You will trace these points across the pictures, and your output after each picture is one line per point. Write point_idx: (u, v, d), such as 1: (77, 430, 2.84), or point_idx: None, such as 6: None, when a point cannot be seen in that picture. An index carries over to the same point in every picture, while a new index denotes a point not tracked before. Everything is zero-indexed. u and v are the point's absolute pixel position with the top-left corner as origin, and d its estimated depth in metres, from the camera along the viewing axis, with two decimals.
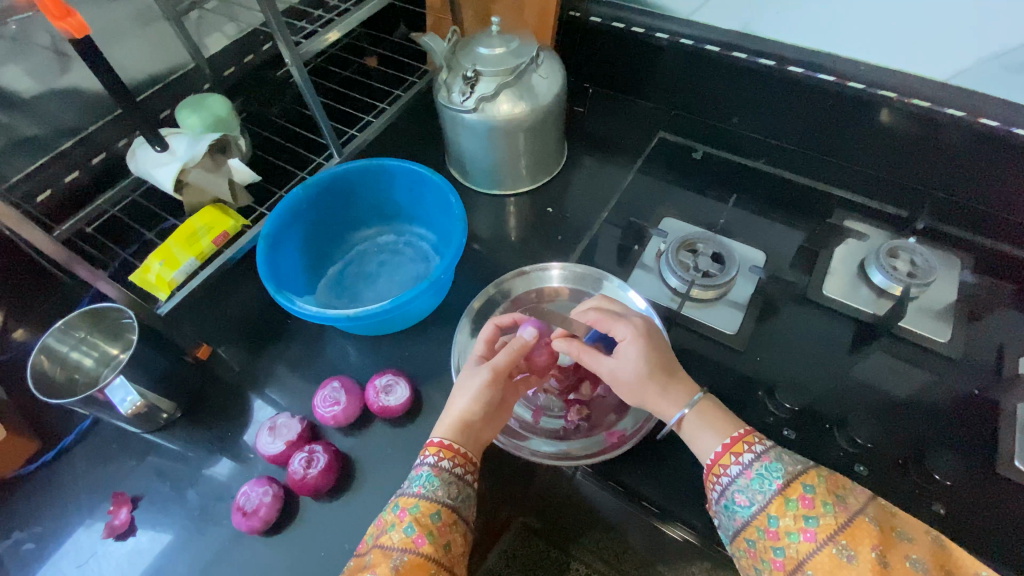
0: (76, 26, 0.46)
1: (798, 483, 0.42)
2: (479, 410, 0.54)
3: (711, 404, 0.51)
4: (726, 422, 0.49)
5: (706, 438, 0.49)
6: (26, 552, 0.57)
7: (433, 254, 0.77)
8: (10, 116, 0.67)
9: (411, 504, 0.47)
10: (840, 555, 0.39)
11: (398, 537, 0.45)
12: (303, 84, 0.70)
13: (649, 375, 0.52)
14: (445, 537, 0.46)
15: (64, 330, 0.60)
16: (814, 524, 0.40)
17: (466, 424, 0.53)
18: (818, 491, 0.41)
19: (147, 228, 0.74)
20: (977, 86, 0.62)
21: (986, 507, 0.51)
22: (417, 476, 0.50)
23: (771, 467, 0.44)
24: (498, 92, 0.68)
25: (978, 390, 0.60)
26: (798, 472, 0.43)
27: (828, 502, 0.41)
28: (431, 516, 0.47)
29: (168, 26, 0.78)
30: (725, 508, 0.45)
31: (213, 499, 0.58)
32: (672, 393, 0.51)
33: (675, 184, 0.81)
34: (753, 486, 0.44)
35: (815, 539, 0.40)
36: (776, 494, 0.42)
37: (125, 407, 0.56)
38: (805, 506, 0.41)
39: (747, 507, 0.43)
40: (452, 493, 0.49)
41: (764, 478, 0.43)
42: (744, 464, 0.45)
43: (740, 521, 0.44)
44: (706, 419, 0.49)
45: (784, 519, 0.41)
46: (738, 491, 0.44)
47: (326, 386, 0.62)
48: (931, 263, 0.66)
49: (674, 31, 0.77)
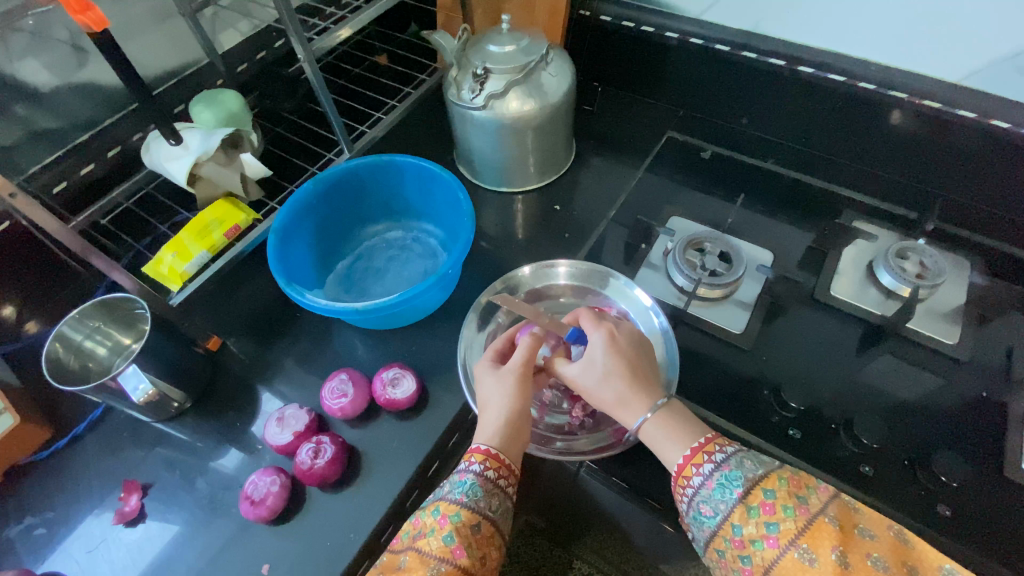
0: (95, 20, 0.47)
1: (759, 489, 0.42)
2: (519, 409, 0.54)
3: (670, 411, 0.50)
4: (687, 430, 0.49)
5: (668, 447, 0.49)
6: (38, 537, 0.58)
7: (441, 250, 0.77)
8: (28, 109, 0.68)
9: (452, 512, 0.48)
10: (802, 559, 0.39)
11: (436, 546, 0.46)
12: (314, 80, 0.70)
13: (612, 373, 0.53)
14: (482, 550, 0.47)
15: (78, 319, 0.61)
16: (775, 530, 0.41)
17: (508, 426, 0.53)
18: (778, 496, 0.42)
19: (160, 220, 0.75)
20: (989, 87, 0.62)
21: (991, 510, 0.51)
22: (460, 482, 0.50)
23: (731, 475, 0.44)
24: (508, 90, 0.68)
25: (985, 392, 0.59)
26: (759, 477, 0.43)
27: (789, 506, 0.41)
28: (471, 527, 0.47)
29: (182, 22, 0.79)
30: (693, 518, 0.45)
31: (221, 489, 0.59)
32: (635, 400, 0.51)
33: (683, 184, 0.81)
34: (715, 495, 0.44)
35: (778, 545, 0.40)
36: (738, 502, 0.43)
37: (138, 395, 0.56)
38: (766, 513, 0.41)
39: (712, 517, 0.43)
40: (493, 504, 0.49)
41: (725, 486, 0.44)
42: (705, 474, 0.45)
43: (707, 531, 0.44)
44: (664, 429, 0.49)
45: (747, 527, 0.42)
46: (703, 502, 0.44)
47: (334, 378, 0.63)
48: (941, 264, 0.65)
49: (684, 30, 0.77)
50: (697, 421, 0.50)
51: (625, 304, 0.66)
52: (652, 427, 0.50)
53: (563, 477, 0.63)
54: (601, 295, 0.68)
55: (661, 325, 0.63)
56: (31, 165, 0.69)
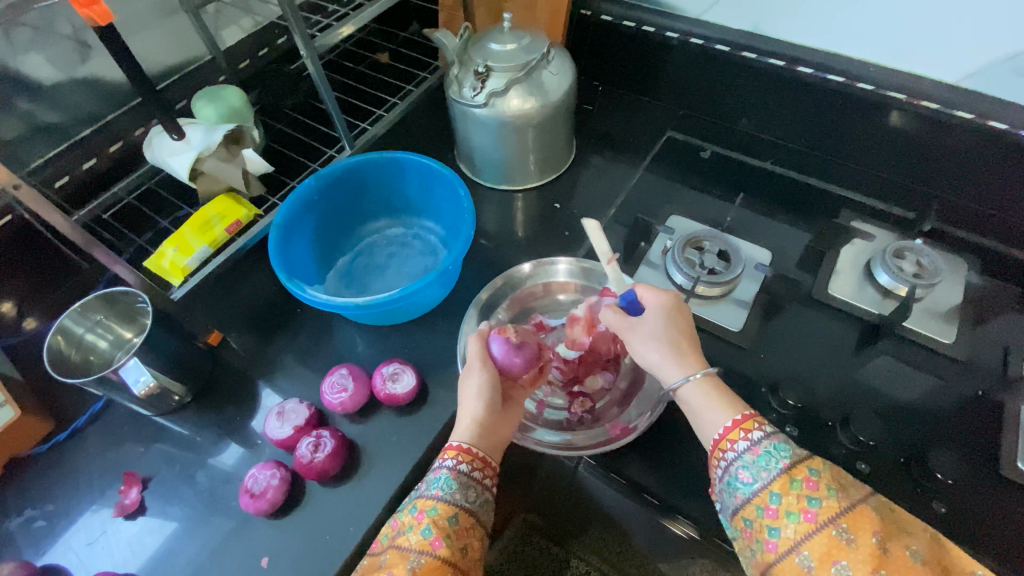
0: (100, 13, 0.47)
1: (804, 465, 0.43)
2: (488, 408, 0.55)
3: (718, 381, 0.52)
4: (733, 402, 0.50)
5: (713, 410, 0.50)
6: (37, 529, 0.58)
7: (441, 247, 0.77)
8: (32, 103, 0.68)
9: (429, 506, 0.48)
10: (838, 537, 0.39)
11: (416, 539, 0.46)
12: (317, 77, 0.71)
13: (671, 337, 0.55)
14: (462, 541, 0.47)
15: (80, 312, 0.61)
16: (816, 505, 0.41)
17: (480, 423, 0.54)
18: (823, 476, 0.42)
19: (160, 217, 0.76)
20: (988, 89, 0.63)
21: (986, 508, 0.52)
22: (435, 479, 0.51)
23: (779, 446, 0.45)
24: (509, 87, 0.69)
25: (981, 391, 0.60)
26: (805, 456, 0.44)
27: (832, 488, 0.41)
28: (448, 519, 0.48)
29: (186, 19, 0.79)
30: (728, 483, 0.46)
31: (221, 482, 0.60)
32: (684, 361, 0.53)
33: (683, 183, 0.81)
34: (759, 463, 0.44)
35: (815, 520, 0.40)
36: (782, 473, 0.43)
37: (139, 388, 0.57)
38: (808, 488, 0.42)
39: (750, 484, 0.44)
40: (469, 496, 0.50)
41: (771, 456, 0.44)
42: (753, 440, 0.46)
43: (740, 498, 0.44)
44: (711, 395, 0.51)
45: (786, 498, 0.42)
46: (742, 467, 0.45)
47: (334, 373, 0.63)
48: (938, 263, 0.66)
49: (685, 30, 0.77)
50: (738, 398, 0.51)
51: None
52: (693, 390, 0.51)
53: (561, 474, 0.64)
54: None
55: None
56: (34, 159, 0.69)
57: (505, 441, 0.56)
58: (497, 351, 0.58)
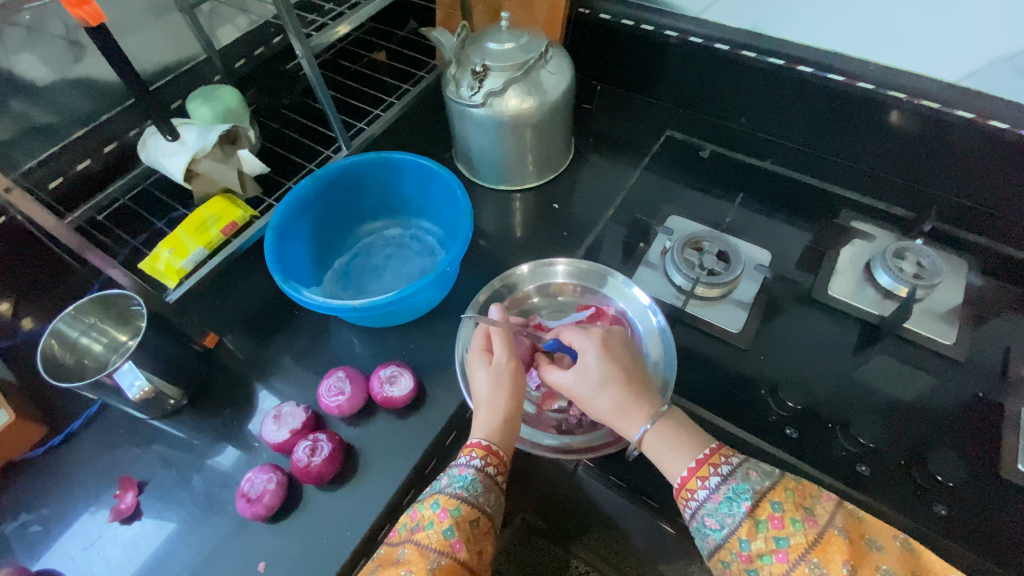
0: (92, 14, 0.47)
1: (767, 501, 0.43)
2: (514, 404, 0.54)
3: (672, 422, 0.51)
4: (687, 442, 0.49)
5: (672, 460, 0.49)
6: (33, 534, 0.58)
7: (439, 248, 0.77)
8: (25, 104, 0.68)
9: (452, 506, 0.48)
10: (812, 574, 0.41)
11: (437, 538, 0.47)
12: (312, 76, 0.70)
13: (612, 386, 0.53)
14: (479, 544, 0.48)
15: (74, 316, 0.60)
16: (785, 544, 0.42)
17: (506, 420, 0.53)
18: (786, 508, 0.43)
19: (157, 219, 0.74)
20: (989, 88, 0.62)
21: (987, 510, 0.51)
22: (459, 475, 0.50)
23: (738, 488, 0.45)
24: (507, 87, 0.68)
25: (982, 393, 0.60)
26: (766, 489, 0.44)
27: (797, 520, 0.42)
28: (470, 522, 0.48)
29: (180, 18, 0.78)
30: (697, 530, 0.45)
31: (218, 486, 0.59)
32: (635, 411, 0.52)
33: (681, 182, 0.81)
34: (721, 509, 0.44)
35: (787, 560, 0.42)
36: (746, 516, 0.43)
37: (134, 392, 0.56)
38: (774, 527, 0.43)
39: (718, 530, 0.44)
40: (490, 499, 0.50)
41: (733, 500, 0.44)
42: (711, 488, 0.45)
43: (712, 543, 0.44)
44: (667, 441, 0.50)
45: (755, 542, 0.43)
46: (708, 515, 0.45)
47: (331, 375, 0.62)
48: (938, 264, 0.66)
49: (684, 29, 0.77)
50: (697, 431, 0.51)
51: (624, 304, 0.66)
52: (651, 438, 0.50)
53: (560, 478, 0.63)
54: (600, 294, 0.68)
55: (659, 324, 0.63)
56: (27, 160, 0.69)
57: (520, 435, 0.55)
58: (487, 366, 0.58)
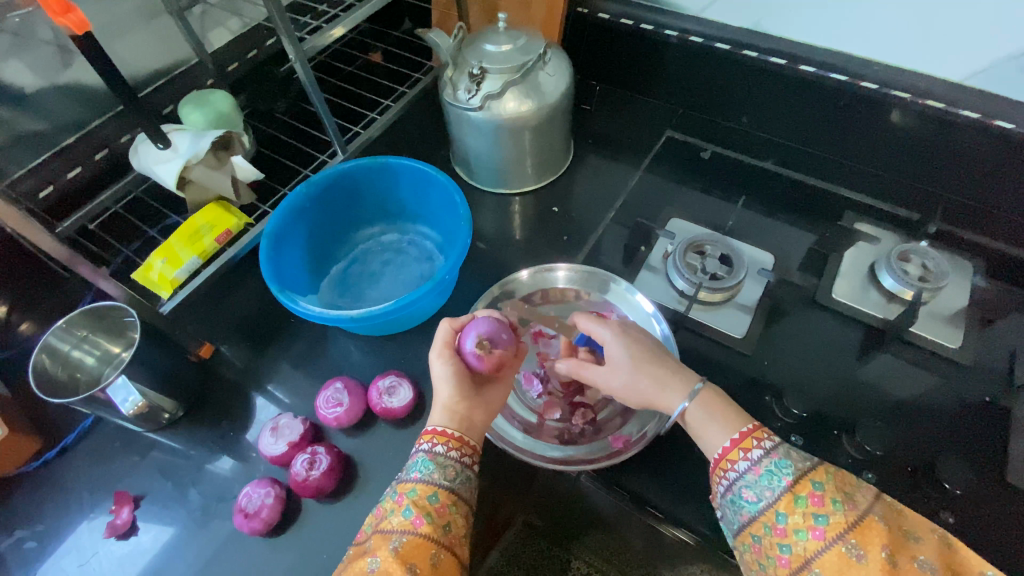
0: (76, 22, 0.45)
1: (808, 479, 0.42)
2: (460, 392, 0.53)
3: (713, 394, 0.51)
4: (732, 415, 0.49)
5: (713, 431, 0.48)
6: (28, 550, 0.57)
7: (437, 254, 0.76)
8: (13, 111, 0.66)
9: (408, 488, 0.48)
10: (849, 554, 0.38)
11: (397, 521, 0.46)
12: (306, 80, 0.69)
13: (639, 367, 0.53)
14: (445, 518, 0.47)
15: (65, 329, 0.59)
16: (823, 522, 0.40)
17: (451, 407, 0.53)
18: (828, 488, 0.41)
19: (149, 225, 0.73)
20: (995, 87, 0.61)
21: (995, 517, 0.51)
22: (413, 463, 0.51)
23: (780, 463, 0.43)
24: (505, 90, 0.67)
25: (988, 397, 0.59)
26: (808, 468, 0.43)
27: (838, 500, 0.41)
28: (429, 498, 0.47)
29: (170, 21, 0.77)
30: (731, 502, 0.44)
31: (215, 499, 0.58)
32: (673, 384, 0.52)
33: (683, 184, 0.80)
34: (761, 482, 0.43)
35: (824, 538, 0.39)
36: (786, 490, 0.42)
37: (127, 407, 0.56)
38: (814, 504, 0.41)
39: (755, 503, 0.43)
40: (449, 475, 0.49)
41: (773, 474, 0.43)
42: (753, 460, 0.44)
43: (746, 516, 0.43)
44: (710, 413, 0.49)
45: (792, 516, 0.41)
46: (747, 487, 0.44)
47: (329, 387, 0.61)
48: (944, 267, 0.65)
49: (684, 28, 0.75)
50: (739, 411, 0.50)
51: (626, 310, 0.65)
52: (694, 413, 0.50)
53: (560, 487, 0.62)
54: (602, 300, 0.67)
55: (663, 332, 0.62)
56: (17, 169, 0.68)
57: (484, 425, 0.54)
58: (468, 347, 0.54)
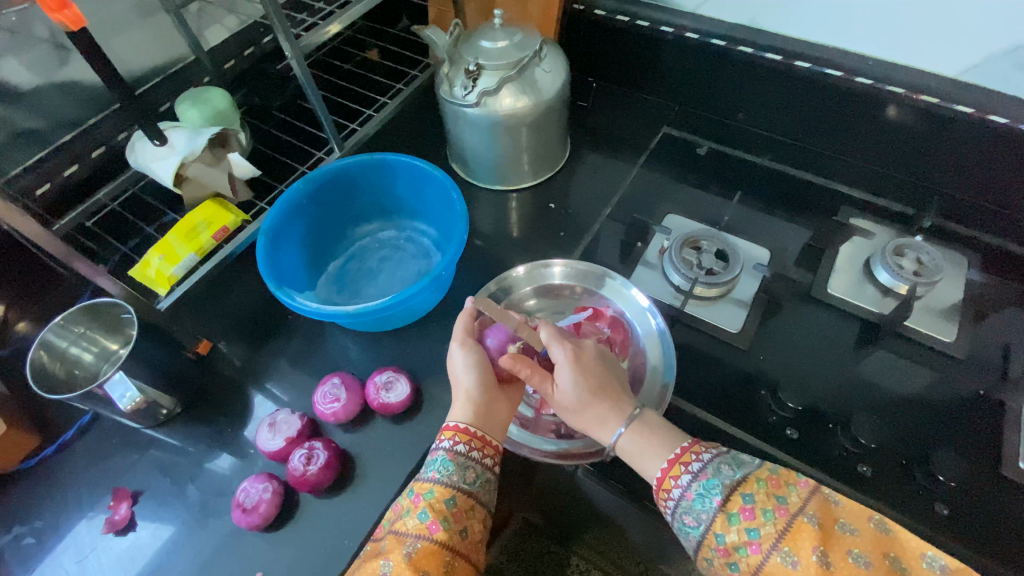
0: (72, 18, 0.45)
1: (737, 494, 0.42)
2: (482, 385, 0.54)
3: (649, 421, 0.50)
4: (663, 441, 0.49)
5: (648, 461, 0.48)
6: (27, 546, 0.57)
7: (434, 250, 0.76)
8: (10, 109, 0.66)
9: (425, 489, 0.48)
10: (785, 564, 0.39)
11: (413, 524, 0.46)
12: (303, 78, 0.69)
13: (585, 402, 0.52)
14: (461, 523, 0.47)
15: (63, 325, 0.59)
16: (756, 536, 0.40)
17: (475, 402, 0.53)
18: (757, 499, 0.42)
19: (147, 223, 0.74)
20: (988, 82, 0.61)
21: (989, 509, 0.51)
22: (433, 461, 0.51)
23: (709, 484, 0.44)
24: (501, 86, 0.67)
25: (983, 390, 0.59)
26: (736, 482, 0.43)
27: (768, 509, 0.41)
28: (446, 501, 0.47)
29: (167, 18, 0.77)
30: (679, 528, 0.44)
31: (214, 495, 0.58)
32: (611, 415, 0.51)
33: (679, 179, 0.80)
34: (695, 505, 0.43)
35: (761, 551, 0.40)
36: (718, 510, 0.42)
37: (125, 403, 0.56)
38: (746, 519, 0.41)
39: (696, 526, 0.43)
40: (469, 478, 0.49)
41: (705, 495, 0.43)
42: (683, 486, 0.45)
43: (693, 540, 0.43)
44: (643, 444, 0.49)
45: (730, 534, 0.41)
46: (685, 513, 0.44)
47: (327, 382, 0.61)
48: (938, 261, 0.65)
49: (679, 25, 0.75)
50: (672, 429, 0.50)
51: (621, 305, 0.65)
52: (628, 443, 0.50)
53: (558, 482, 0.62)
54: (597, 295, 0.67)
55: (658, 326, 0.62)
56: (14, 167, 0.68)
57: (503, 421, 0.55)
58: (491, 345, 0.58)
